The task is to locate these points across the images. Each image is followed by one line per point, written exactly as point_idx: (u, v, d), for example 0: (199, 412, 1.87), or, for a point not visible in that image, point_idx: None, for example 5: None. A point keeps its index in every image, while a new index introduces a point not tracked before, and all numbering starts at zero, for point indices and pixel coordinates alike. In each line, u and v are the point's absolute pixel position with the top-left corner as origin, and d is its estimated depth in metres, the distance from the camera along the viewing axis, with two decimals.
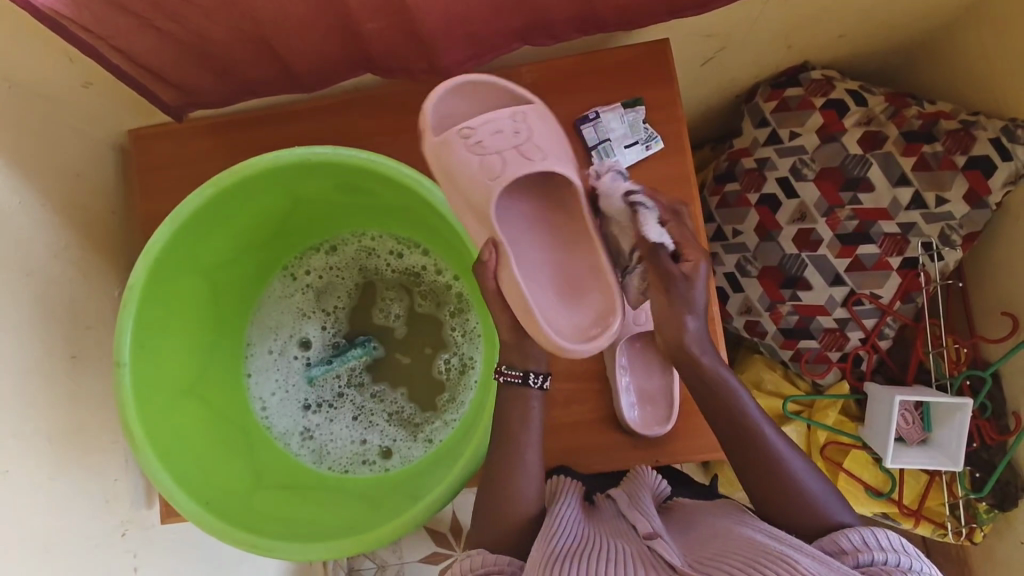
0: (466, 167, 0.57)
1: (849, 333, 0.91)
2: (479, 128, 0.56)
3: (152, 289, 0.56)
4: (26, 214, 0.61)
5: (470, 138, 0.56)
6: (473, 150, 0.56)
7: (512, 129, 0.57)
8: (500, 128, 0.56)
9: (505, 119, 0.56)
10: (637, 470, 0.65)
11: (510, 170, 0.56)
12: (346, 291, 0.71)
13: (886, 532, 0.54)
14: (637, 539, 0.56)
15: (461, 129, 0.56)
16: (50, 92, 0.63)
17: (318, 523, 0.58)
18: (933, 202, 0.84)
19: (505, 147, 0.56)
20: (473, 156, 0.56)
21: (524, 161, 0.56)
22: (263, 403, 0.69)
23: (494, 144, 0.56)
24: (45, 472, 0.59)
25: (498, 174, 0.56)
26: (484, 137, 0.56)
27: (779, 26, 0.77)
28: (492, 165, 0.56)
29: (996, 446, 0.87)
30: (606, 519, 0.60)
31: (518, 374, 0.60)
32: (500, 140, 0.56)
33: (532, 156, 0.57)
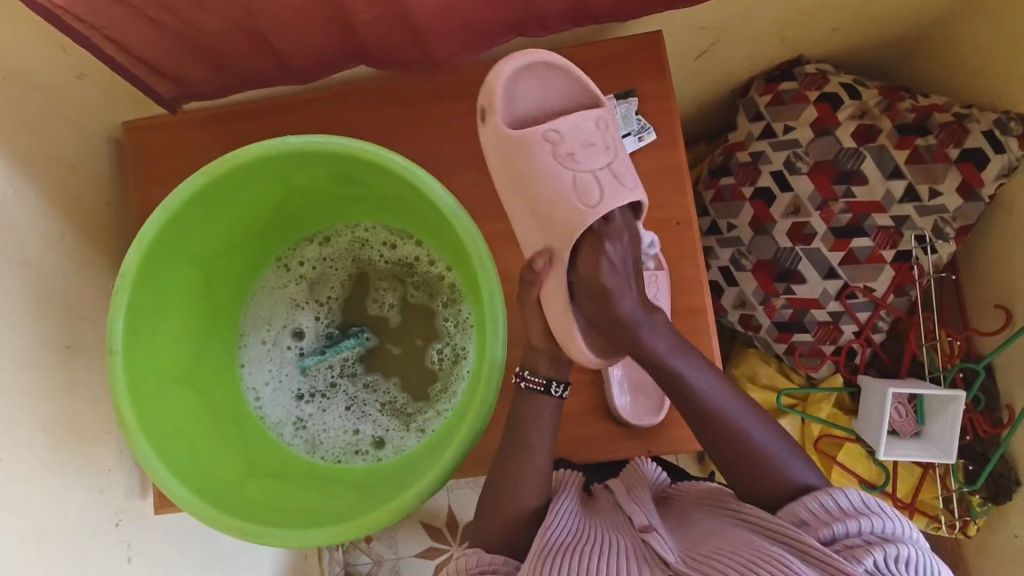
0: (567, 172, 0.61)
1: (843, 326, 0.91)
2: (568, 136, 0.61)
3: (145, 277, 0.56)
4: (21, 204, 0.61)
5: (559, 145, 0.61)
6: (565, 162, 0.61)
7: (603, 144, 0.62)
8: (591, 141, 0.62)
9: (592, 130, 0.62)
10: (637, 462, 0.65)
11: (607, 194, 0.60)
12: (339, 281, 0.72)
13: (846, 492, 0.53)
14: (633, 532, 0.56)
15: (547, 132, 0.61)
16: (45, 83, 0.63)
17: (310, 509, 0.58)
18: (926, 195, 0.84)
19: (598, 166, 0.61)
20: (562, 169, 0.61)
21: (618, 184, 0.61)
22: (257, 393, 0.69)
23: (587, 161, 0.61)
24: (39, 460, 0.59)
25: (594, 201, 0.60)
26: (575, 151, 0.61)
27: (773, 19, 0.77)
28: (589, 187, 0.60)
29: (989, 438, 0.87)
30: (604, 510, 0.61)
31: (541, 382, 0.63)
32: (591, 155, 0.61)
33: (626, 181, 0.61)
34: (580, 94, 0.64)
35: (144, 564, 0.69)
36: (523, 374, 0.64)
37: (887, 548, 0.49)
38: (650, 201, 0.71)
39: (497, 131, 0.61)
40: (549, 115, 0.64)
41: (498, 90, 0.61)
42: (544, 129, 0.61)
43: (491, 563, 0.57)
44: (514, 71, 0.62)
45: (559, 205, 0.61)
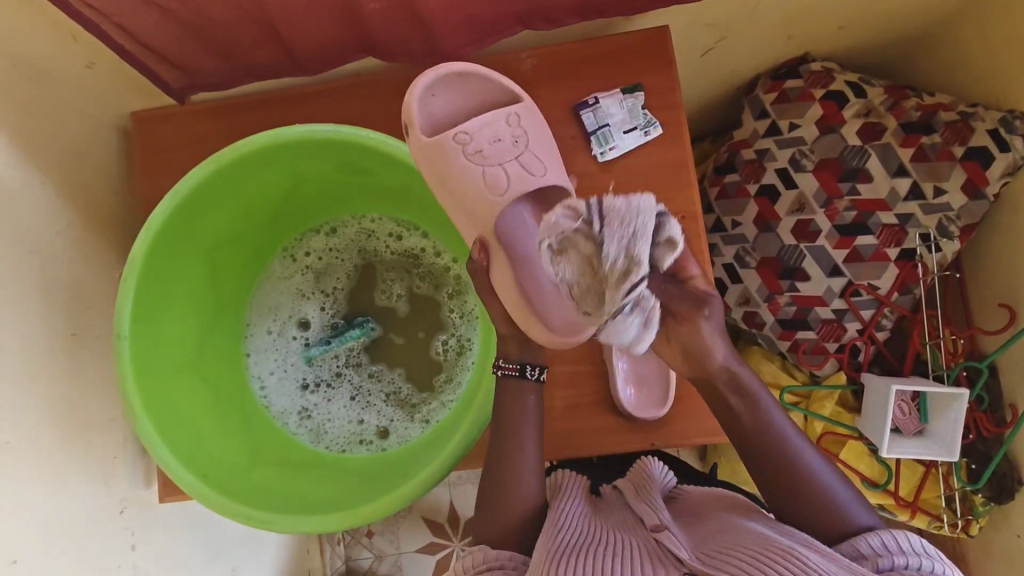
0: (472, 167, 0.60)
1: (846, 324, 0.91)
2: (477, 135, 0.60)
3: (153, 264, 0.56)
4: (29, 191, 0.61)
5: (468, 144, 0.60)
6: (473, 159, 0.60)
7: (512, 137, 0.61)
8: (498, 137, 0.60)
9: (501, 126, 0.61)
10: (644, 460, 0.65)
11: (515, 186, 0.61)
12: (345, 272, 0.72)
13: (910, 535, 0.51)
14: (645, 533, 0.56)
15: (457, 133, 0.59)
16: (53, 71, 0.63)
17: (314, 497, 0.58)
18: (931, 193, 0.85)
19: (507, 160, 0.61)
20: (473, 166, 0.60)
21: (528, 176, 0.61)
22: (262, 382, 0.69)
23: (496, 155, 0.61)
24: (45, 446, 0.59)
25: (505, 191, 0.61)
26: (484, 147, 0.60)
27: (780, 16, 0.77)
28: (498, 178, 0.61)
29: (992, 438, 0.87)
30: (613, 513, 0.61)
31: (514, 367, 0.60)
32: (501, 151, 0.61)
33: (535, 171, 0.61)
34: (494, 92, 0.63)
35: (147, 553, 0.69)
36: (498, 362, 0.61)
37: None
38: (655, 195, 0.71)
39: (422, 144, 0.60)
40: (464, 115, 0.62)
41: (415, 105, 0.59)
42: (454, 130, 0.59)
43: (497, 561, 0.55)
44: (426, 84, 0.60)
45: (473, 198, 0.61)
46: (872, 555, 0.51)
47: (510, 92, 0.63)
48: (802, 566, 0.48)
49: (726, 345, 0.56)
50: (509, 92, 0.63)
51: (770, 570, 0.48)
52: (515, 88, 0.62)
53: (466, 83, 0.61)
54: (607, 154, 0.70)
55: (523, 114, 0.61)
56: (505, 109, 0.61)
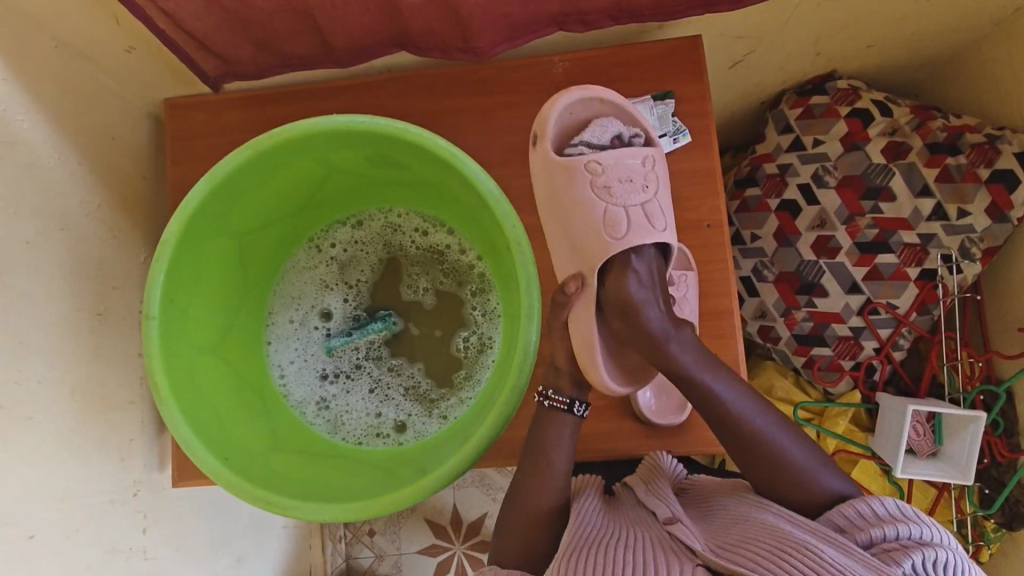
0: (600, 204, 0.62)
1: (863, 341, 0.91)
2: (610, 169, 0.62)
3: (185, 245, 0.57)
4: (63, 170, 0.62)
5: (597, 176, 0.62)
6: (597, 192, 0.63)
7: (642, 182, 0.63)
8: (630, 176, 0.62)
9: (636, 167, 0.63)
10: (653, 455, 0.65)
11: (634, 230, 0.62)
12: (369, 265, 0.72)
13: (882, 499, 0.52)
14: (658, 525, 0.56)
15: (591, 162, 0.62)
16: (93, 53, 0.64)
17: (330, 485, 0.59)
18: (955, 215, 0.85)
19: (631, 202, 0.62)
20: (597, 199, 0.62)
21: (647, 225, 0.62)
22: (282, 370, 0.70)
23: (623, 195, 0.62)
24: (68, 422, 0.60)
25: (619, 232, 0.62)
26: (612, 184, 0.62)
27: (811, 31, 0.78)
28: (618, 218, 0.62)
29: (1006, 463, 0.86)
30: (626, 508, 0.61)
31: (564, 401, 0.63)
32: (629, 191, 0.63)
33: (655, 223, 0.62)
34: (637, 131, 0.65)
35: (159, 536, 0.69)
36: (547, 393, 0.64)
37: (924, 551, 0.47)
38: (682, 202, 0.71)
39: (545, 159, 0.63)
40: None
41: (552, 119, 0.63)
42: (588, 159, 0.62)
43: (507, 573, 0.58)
44: (570, 102, 0.63)
45: (584, 224, 0.62)
46: (851, 526, 0.53)
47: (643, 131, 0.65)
48: (814, 565, 0.48)
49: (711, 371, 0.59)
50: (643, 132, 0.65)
51: (784, 567, 0.49)
52: (654, 135, 0.65)
53: (610, 109, 0.65)
54: None
55: (650, 158, 0.63)
56: (642, 150, 0.63)
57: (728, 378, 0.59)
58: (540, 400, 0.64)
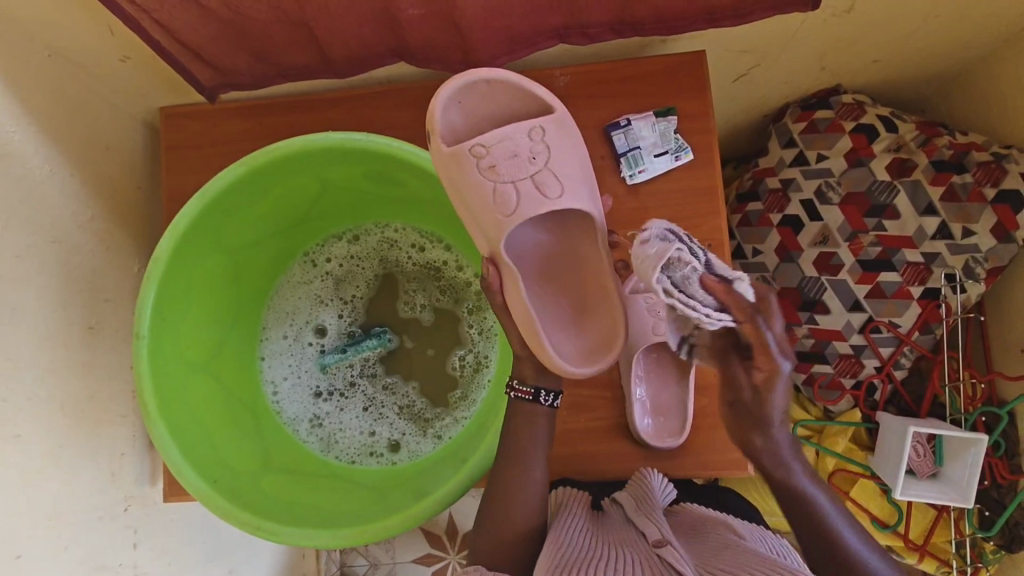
0: (486, 184, 0.57)
1: (864, 360, 0.90)
2: (495, 150, 0.56)
3: (176, 263, 0.56)
4: (54, 182, 0.61)
5: (484, 158, 0.56)
6: (486, 174, 0.57)
7: (530, 152, 0.57)
8: (515, 151, 0.57)
9: (522, 140, 0.57)
10: (644, 473, 0.64)
11: (523, 207, 0.57)
12: (365, 280, 0.72)
13: None
14: (647, 547, 0.55)
15: (475, 145, 0.56)
16: (87, 63, 0.63)
17: (321, 508, 0.58)
18: (960, 234, 0.84)
19: (520, 177, 0.57)
20: (484, 181, 0.57)
21: (540, 197, 0.57)
22: (275, 387, 0.69)
23: (510, 172, 0.57)
24: (56, 438, 0.59)
25: (512, 210, 0.57)
26: (498, 163, 0.57)
27: (817, 46, 0.77)
28: (508, 197, 0.57)
29: (1006, 485, 0.85)
30: (613, 526, 0.59)
31: (529, 392, 0.59)
32: (516, 167, 0.57)
33: (548, 193, 0.57)
34: (526, 100, 0.58)
35: (149, 552, 0.68)
36: (512, 385, 0.60)
37: None
38: (683, 220, 0.70)
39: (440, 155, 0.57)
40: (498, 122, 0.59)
41: (437, 109, 0.56)
42: (472, 142, 0.56)
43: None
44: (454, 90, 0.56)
45: (474, 208, 0.57)
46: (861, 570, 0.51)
47: (547, 104, 0.58)
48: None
49: (802, 463, 0.55)
50: (547, 105, 0.58)
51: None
52: (546, 99, 0.58)
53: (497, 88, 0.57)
54: (637, 176, 0.70)
55: (534, 130, 0.57)
56: (529, 122, 0.57)
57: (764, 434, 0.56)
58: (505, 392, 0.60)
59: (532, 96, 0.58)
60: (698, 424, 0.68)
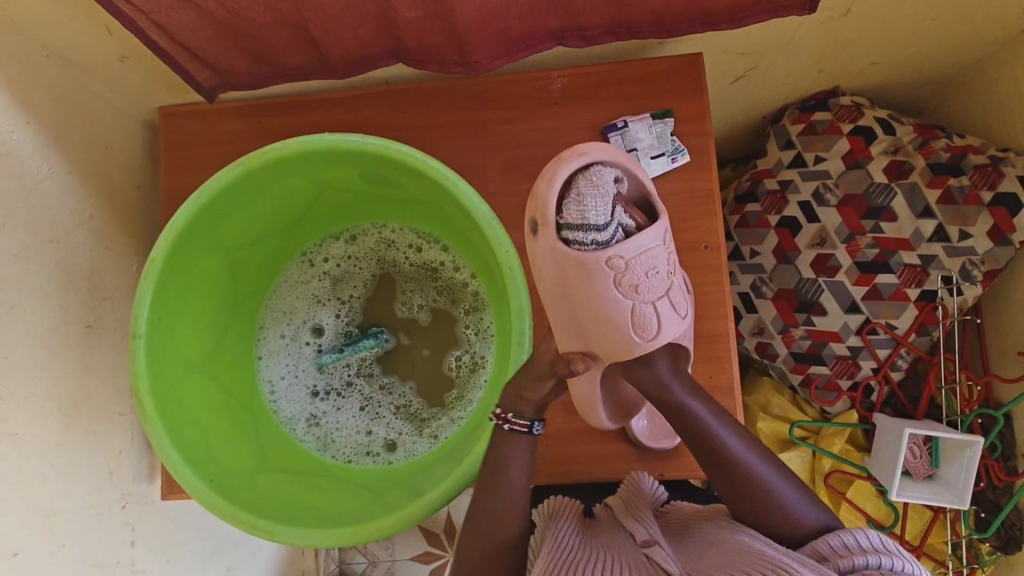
0: (617, 301, 0.53)
1: (861, 362, 0.90)
2: (636, 264, 0.52)
3: (173, 264, 0.57)
4: (52, 181, 0.61)
5: (623, 274, 0.52)
6: (625, 293, 0.53)
7: (666, 268, 0.54)
8: (656, 268, 0.53)
9: (659, 253, 0.54)
10: (634, 476, 0.65)
11: (664, 328, 0.55)
12: (362, 281, 0.72)
13: (868, 532, 0.50)
14: (634, 547, 0.55)
15: (613, 257, 0.52)
16: (86, 63, 0.64)
17: (317, 507, 0.59)
18: (956, 236, 0.84)
19: (658, 296, 0.54)
20: (624, 300, 0.53)
21: (675, 316, 0.55)
22: (272, 387, 0.70)
23: (650, 290, 0.53)
24: (54, 436, 0.59)
25: (652, 332, 0.54)
26: (639, 281, 0.53)
27: (815, 48, 0.77)
28: (649, 321, 0.54)
29: (1002, 487, 0.86)
30: (603, 529, 0.60)
31: (525, 425, 0.58)
32: (656, 285, 0.53)
33: (681, 313, 0.56)
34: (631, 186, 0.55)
35: (147, 550, 0.69)
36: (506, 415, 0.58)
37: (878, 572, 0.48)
38: (680, 222, 0.70)
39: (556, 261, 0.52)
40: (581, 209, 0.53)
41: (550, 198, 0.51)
42: (611, 255, 0.52)
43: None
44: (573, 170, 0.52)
45: (606, 327, 0.54)
46: (833, 556, 0.50)
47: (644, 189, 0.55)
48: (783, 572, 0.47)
49: (681, 379, 0.58)
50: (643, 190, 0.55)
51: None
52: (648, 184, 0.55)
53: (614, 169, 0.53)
54: None
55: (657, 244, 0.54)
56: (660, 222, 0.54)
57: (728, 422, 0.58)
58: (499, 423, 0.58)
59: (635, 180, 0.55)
60: None
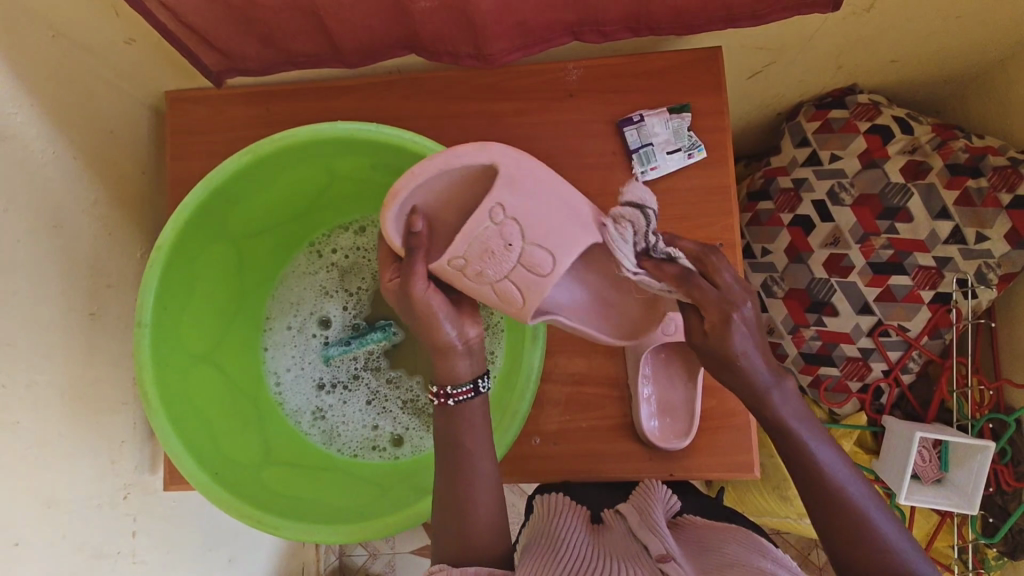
0: (475, 286, 0.55)
1: (872, 363, 0.89)
2: (472, 256, 0.53)
3: (180, 251, 0.56)
4: (57, 165, 0.60)
5: (467, 267, 0.54)
6: (477, 281, 0.54)
7: (505, 241, 0.53)
8: (488, 250, 0.53)
9: (489, 230, 0.52)
10: (647, 484, 0.64)
11: (529, 295, 0.55)
12: (370, 273, 0.71)
13: None
14: (649, 561, 0.52)
15: (452, 258, 0.53)
16: (91, 44, 0.62)
17: (323, 503, 0.58)
18: (973, 238, 0.82)
19: (507, 269, 0.54)
20: (483, 286, 0.55)
21: (535, 279, 0.54)
22: (278, 378, 0.69)
23: (496, 269, 0.54)
24: (55, 425, 0.58)
25: (519, 303, 0.56)
26: (484, 268, 0.54)
27: (836, 44, 0.75)
28: (512, 294, 0.55)
29: (1011, 493, 0.85)
30: (615, 538, 0.57)
31: (467, 389, 0.54)
32: (495, 262, 0.54)
33: (540, 271, 0.54)
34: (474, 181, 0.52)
35: (149, 540, 0.68)
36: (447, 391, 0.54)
37: None
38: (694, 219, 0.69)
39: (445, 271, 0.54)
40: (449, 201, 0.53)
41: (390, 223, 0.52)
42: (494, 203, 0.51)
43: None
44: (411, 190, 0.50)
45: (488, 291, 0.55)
46: None
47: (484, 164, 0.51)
48: None
49: (784, 394, 0.49)
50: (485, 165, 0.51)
51: None
52: (480, 161, 0.50)
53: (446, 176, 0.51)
54: (648, 173, 0.69)
55: (742, 322, 0.47)
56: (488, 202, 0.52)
57: (822, 436, 0.50)
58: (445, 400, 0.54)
59: (469, 167, 0.51)
60: (703, 425, 0.67)
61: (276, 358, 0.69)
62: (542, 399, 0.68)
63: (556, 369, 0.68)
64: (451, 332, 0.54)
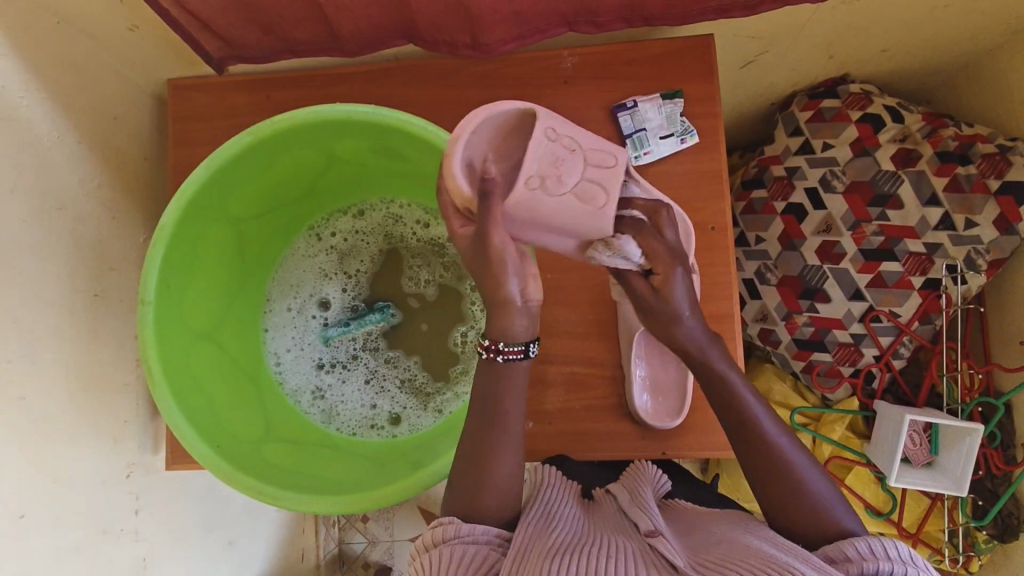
0: (554, 202, 0.52)
1: (864, 349, 0.91)
2: (541, 172, 0.51)
3: (183, 230, 0.57)
4: (62, 150, 0.61)
5: (543, 187, 0.51)
6: (554, 194, 0.51)
7: (565, 149, 0.52)
8: (555, 158, 0.52)
9: (548, 144, 0.52)
10: (639, 464, 0.65)
11: (606, 186, 0.52)
12: (369, 255, 0.73)
13: (897, 542, 0.50)
14: (638, 537, 0.53)
15: (527, 183, 0.51)
16: (96, 31, 0.63)
17: (322, 476, 0.60)
18: (962, 225, 0.84)
19: (580, 174, 0.52)
20: (561, 198, 0.52)
21: (603, 169, 0.53)
22: (278, 358, 0.70)
23: (570, 176, 0.52)
24: (60, 402, 0.60)
25: (602, 201, 0.52)
26: (560, 176, 0.52)
27: (828, 33, 0.76)
28: (596, 194, 0.52)
29: (1001, 476, 0.86)
30: (606, 515, 0.59)
31: (519, 350, 0.53)
32: (569, 170, 0.52)
33: (608, 160, 0.53)
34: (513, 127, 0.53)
35: (151, 518, 0.70)
36: (498, 347, 0.53)
37: None
38: (686, 204, 0.70)
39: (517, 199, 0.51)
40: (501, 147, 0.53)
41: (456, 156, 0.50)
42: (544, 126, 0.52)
43: (484, 537, 0.53)
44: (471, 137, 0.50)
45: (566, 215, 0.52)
46: (857, 558, 0.50)
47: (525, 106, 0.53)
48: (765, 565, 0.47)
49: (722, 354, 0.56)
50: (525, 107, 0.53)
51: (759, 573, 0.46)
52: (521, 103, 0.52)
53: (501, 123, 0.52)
54: (642, 158, 0.70)
55: (685, 273, 0.53)
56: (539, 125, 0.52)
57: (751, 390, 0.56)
58: (491, 355, 0.53)
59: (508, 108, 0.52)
60: (696, 405, 0.69)
61: (275, 338, 0.71)
62: (538, 380, 0.69)
63: (550, 350, 0.69)
64: (514, 287, 0.51)
